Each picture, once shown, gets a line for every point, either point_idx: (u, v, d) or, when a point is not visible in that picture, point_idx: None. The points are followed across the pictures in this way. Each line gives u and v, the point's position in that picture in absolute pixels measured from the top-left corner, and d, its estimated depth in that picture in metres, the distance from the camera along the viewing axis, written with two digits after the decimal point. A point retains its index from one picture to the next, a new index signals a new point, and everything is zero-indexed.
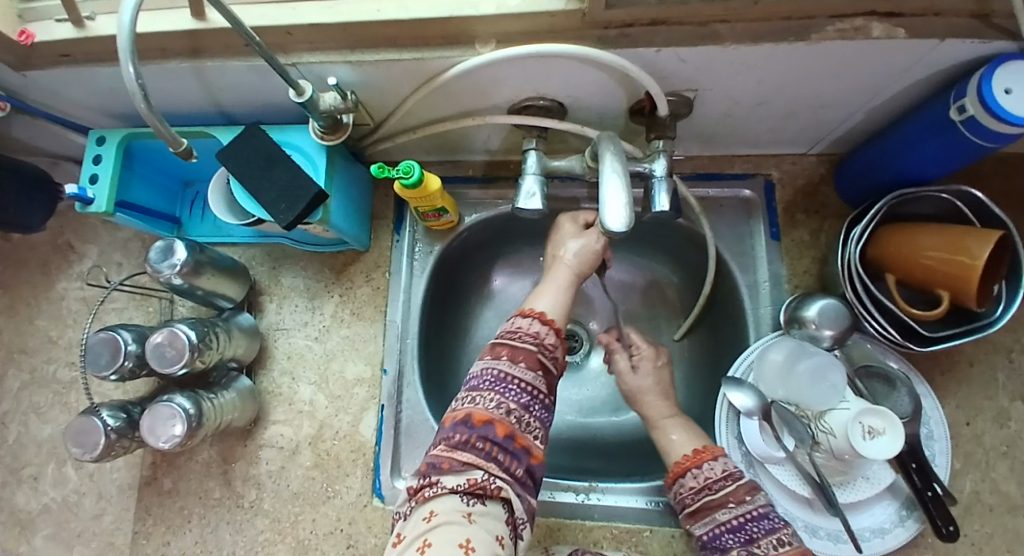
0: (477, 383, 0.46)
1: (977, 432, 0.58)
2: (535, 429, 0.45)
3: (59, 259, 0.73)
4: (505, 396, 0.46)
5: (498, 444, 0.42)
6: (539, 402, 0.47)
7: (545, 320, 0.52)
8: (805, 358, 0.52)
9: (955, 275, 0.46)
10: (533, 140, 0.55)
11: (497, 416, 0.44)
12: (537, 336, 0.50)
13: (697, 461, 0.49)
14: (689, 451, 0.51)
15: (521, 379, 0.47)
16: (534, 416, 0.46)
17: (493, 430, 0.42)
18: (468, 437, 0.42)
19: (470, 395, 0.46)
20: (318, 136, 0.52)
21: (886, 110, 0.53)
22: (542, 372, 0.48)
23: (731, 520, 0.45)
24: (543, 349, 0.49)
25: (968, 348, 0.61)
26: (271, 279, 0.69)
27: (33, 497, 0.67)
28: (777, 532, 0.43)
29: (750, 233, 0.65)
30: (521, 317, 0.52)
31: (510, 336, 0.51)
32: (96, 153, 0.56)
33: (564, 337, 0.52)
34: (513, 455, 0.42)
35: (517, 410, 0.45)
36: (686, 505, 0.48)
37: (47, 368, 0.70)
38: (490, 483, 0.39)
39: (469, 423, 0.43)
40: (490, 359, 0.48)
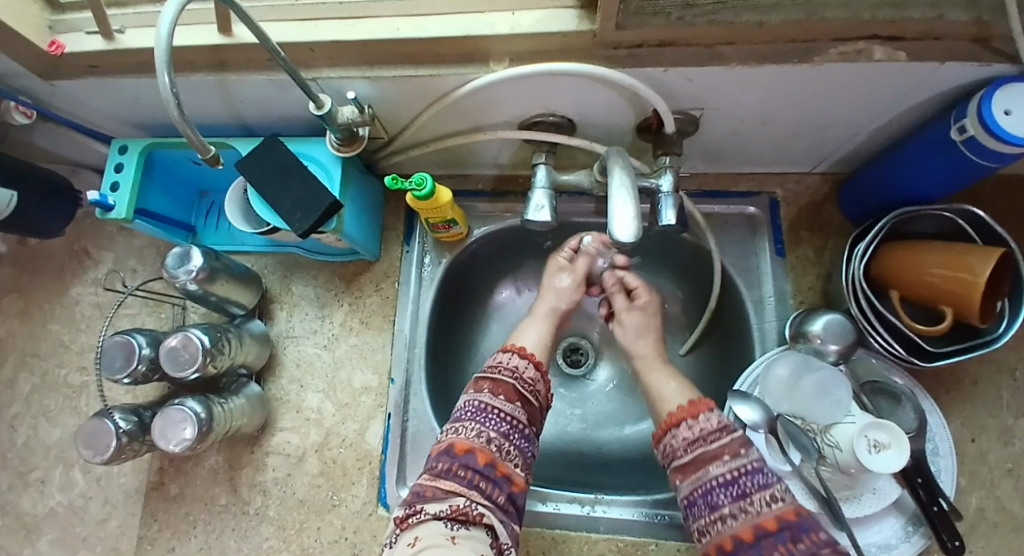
0: (460, 415, 0.49)
1: (982, 449, 0.58)
2: (517, 458, 0.47)
3: (75, 265, 0.74)
4: (486, 426, 0.48)
5: (479, 473, 0.44)
6: (519, 431, 0.49)
7: (524, 354, 0.55)
8: (808, 374, 0.52)
9: (957, 292, 0.47)
10: (543, 155, 0.57)
11: (478, 445, 0.46)
12: (515, 370, 0.53)
13: (693, 411, 0.50)
14: (685, 403, 0.51)
15: (501, 410, 0.49)
16: (514, 445, 0.48)
17: (473, 459, 0.45)
18: (450, 465, 0.44)
19: (453, 426, 0.48)
20: (334, 148, 0.54)
21: (887, 130, 0.55)
22: (522, 403, 0.51)
23: (724, 474, 0.44)
24: (521, 383, 0.52)
25: (972, 366, 0.61)
26: (282, 287, 0.70)
27: (40, 501, 0.67)
28: (771, 488, 0.43)
29: (755, 250, 0.65)
30: (501, 352, 0.56)
31: (491, 370, 0.53)
32: (118, 161, 0.58)
33: (542, 370, 0.55)
34: (494, 483, 0.44)
35: (497, 438, 0.47)
36: (678, 456, 0.48)
37: (58, 372, 0.71)
38: (471, 509, 0.41)
39: (452, 453, 0.45)
40: (472, 392, 0.51)
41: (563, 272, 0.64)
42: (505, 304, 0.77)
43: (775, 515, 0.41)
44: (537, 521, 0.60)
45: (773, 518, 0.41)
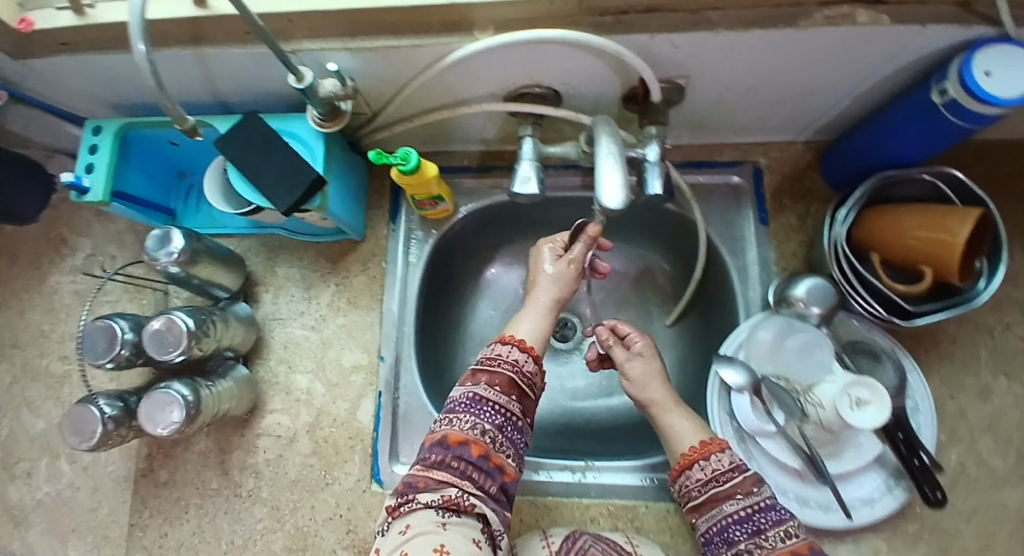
0: (454, 406, 0.49)
1: (961, 406, 0.61)
2: (509, 449, 0.47)
3: (52, 252, 0.72)
4: (480, 417, 0.47)
5: (472, 464, 0.44)
6: (513, 424, 0.48)
7: (523, 347, 0.53)
8: (792, 335, 0.55)
9: (937, 253, 0.49)
10: (529, 127, 0.56)
11: (472, 437, 0.46)
12: (515, 363, 0.51)
13: (704, 452, 0.48)
14: (697, 443, 0.49)
15: (495, 401, 0.48)
16: (506, 437, 0.47)
17: (467, 451, 0.45)
18: (444, 457, 0.44)
19: (448, 417, 0.48)
20: (317, 124, 0.52)
21: (869, 97, 0.55)
22: (517, 396, 0.50)
23: (737, 511, 0.44)
24: (519, 375, 0.51)
25: (951, 327, 0.63)
26: (266, 269, 0.69)
27: (28, 491, 0.66)
28: (785, 524, 0.42)
29: (740, 219, 0.66)
30: (500, 344, 0.54)
31: (489, 361, 0.52)
32: (92, 142, 0.57)
33: (543, 363, 0.53)
34: (487, 473, 0.44)
35: (491, 430, 0.47)
36: (692, 496, 0.47)
37: (39, 362, 0.69)
38: (463, 500, 0.41)
39: (446, 444, 0.45)
40: (469, 384, 0.50)
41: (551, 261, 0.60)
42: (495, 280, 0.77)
43: (790, 549, 0.40)
44: (530, 490, 0.61)
45: (788, 553, 0.40)
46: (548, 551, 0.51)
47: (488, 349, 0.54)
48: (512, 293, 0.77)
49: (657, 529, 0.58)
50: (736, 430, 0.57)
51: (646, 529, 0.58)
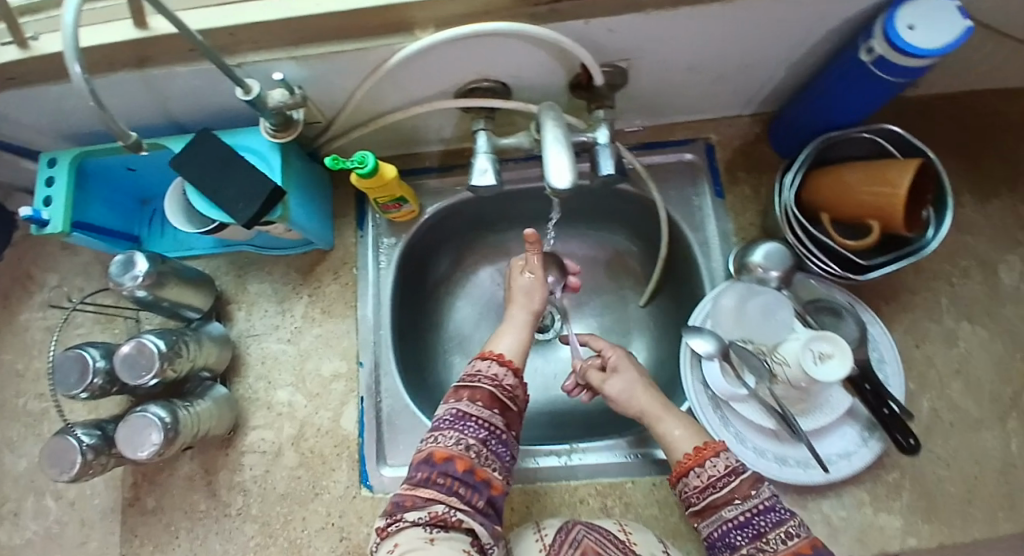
0: (438, 423, 0.49)
1: (927, 354, 0.63)
2: (495, 463, 0.48)
3: (20, 290, 0.72)
4: (464, 433, 0.48)
5: (458, 479, 0.45)
6: (497, 437, 0.49)
7: (503, 361, 0.54)
8: (753, 299, 0.56)
9: (881, 206, 0.51)
10: (482, 121, 0.58)
11: (457, 452, 0.46)
12: (495, 377, 0.52)
13: (698, 459, 0.49)
14: (690, 449, 0.50)
15: (478, 416, 0.49)
16: (491, 450, 0.48)
17: (453, 466, 0.45)
18: (429, 474, 0.45)
19: (433, 435, 0.48)
20: (270, 135, 0.53)
21: (805, 65, 0.57)
22: (499, 409, 0.51)
23: (738, 516, 0.45)
24: (500, 389, 0.52)
25: (910, 278, 0.65)
26: (237, 287, 0.69)
27: (15, 533, 0.65)
28: (785, 525, 0.43)
29: (697, 195, 0.68)
30: (480, 360, 0.55)
31: (470, 378, 0.53)
32: (49, 175, 0.56)
33: (523, 377, 0.54)
34: (474, 488, 0.45)
35: (476, 445, 0.47)
36: (691, 503, 0.48)
37: (16, 401, 0.68)
38: (450, 515, 0.42)
39: (432, 461, 0.46)
40: (451, 401, 0.50)
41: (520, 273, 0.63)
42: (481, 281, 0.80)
43: (793, 551, 0.42)
44: (520, 477, 0.62)
45: None
46: (542, 545, 0.51)
47: (469, 366, 0.55)
48: (490, 289, 0.80)
49: (646, 502, 0.59)
50: (710, 397, 0.59)
51: (635, 503, 0.59)
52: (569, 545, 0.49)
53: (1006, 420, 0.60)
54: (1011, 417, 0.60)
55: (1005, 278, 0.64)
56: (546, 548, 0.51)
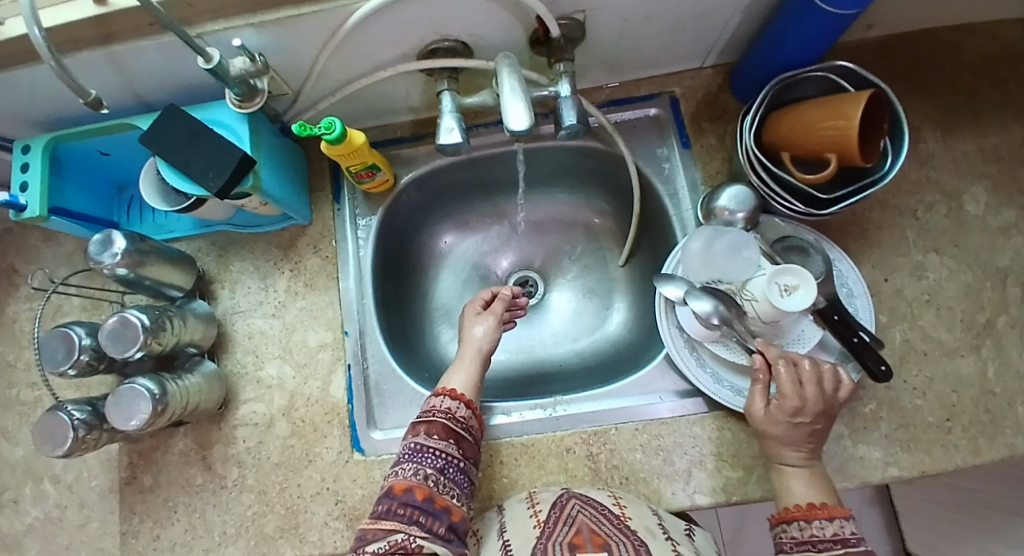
0: (398, 458, 0.51)
1: (897, 287, 0.64)
2: (453, 490, 0.50)
3: (5, 285, 0.73)
4: (423, 463, 0.50)
5: (417, 508, 0.46)
6: (454, 465, 0.51)
7: (455, 395, 0.56)
8: (719, 239, 0.57)
9: (837, 138, 0.52)
10: (444, 82, 0.59)
11: (416, 482, 0.48)
12: (449, 410, 0.54)
13: (808, 515, 0.48)
14: (805, 504, 0.49)
15: (435, 447, 0.51)
16: (449, 478, 0.50)
17: (412, 496, 0.47)
18: (391, 505, 0.47)
19: (394, 470, 0.51)
20: (235, 106, 0.54)
21: (758, 8, 0.58)
22: (455, 440, 0.53)
23: None
24: (454, 421, 0.54)
25: (876, 215, 0.66)
26: (220, 266, 0.70)
27: (17, 520, 0.66)
28: None
29: (664, 147, 0.69)
30: (433, 396, 0.57)
31: (425, 414, 0.55)
32: (23, 161, 0.57)
33: (477, 409, 0.56)
34: (433, 515, 0.46)
35: (434, 474, 0.50)
36: (784, 551, 0.48)
37: (9, 392, 0.70)
38: (409, 542, 0.44)
39: (392, 494, 0.48)
40: (407, 436, 0.53)
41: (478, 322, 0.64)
42: (466, 255, 0.83)
43: None
44: (507, 433, 0.63)
45: None
46: (537, 521, 0.50)
47: (426, 403, 0.57)
48: (470, 261, 0.83)
49: (629, 448, 0.60)
50: (686, 340, 0.62)
51: (620, 449, 0.60)
52: (564, 522, 0.50)
53: (981, 347, 0.61)
54: (985, 343, 0.61)
55: (970, 208, 0.65)
56: (542, 523, 0.50)
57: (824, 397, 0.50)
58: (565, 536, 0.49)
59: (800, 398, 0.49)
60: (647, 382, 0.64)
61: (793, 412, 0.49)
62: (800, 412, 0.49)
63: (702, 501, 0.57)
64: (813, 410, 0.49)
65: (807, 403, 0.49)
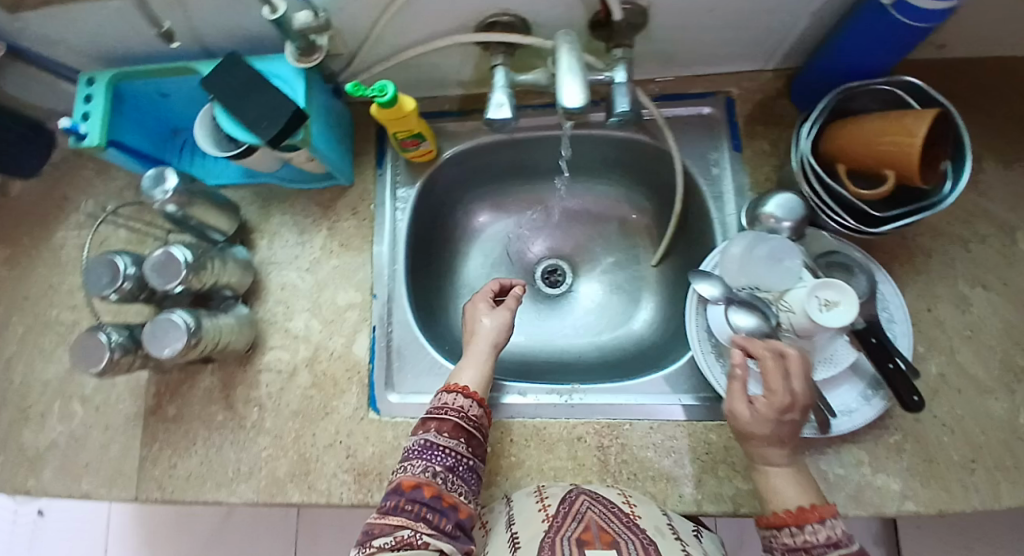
0: (407, 455, 0.51)
1: (938, 317, 0.62)
2: (462, 487, 0.49)
3: (57, 210, 0.76)
4: (432, 461, 0.50)
5: (426, 505, 0.45)
6: (464, 464, 0.51)
7: (467, 393, 0.56)
8: (761, 245, 0.55)
9: (896, 154, 0.50)
10: (500, 57, 0.58)
11: (425, 479, 0.48)
12: (461, 409, 0.54)
13: (799, 520, 0.44)
14: (794, 507, 0.45)
15: (445, 446, 0.51)
16: (459, 476, 0.50)
17: (420, 493, 0.46)
18: (399, 501, 0.46)
19: (402, 466, 0.50)
20: (294, 60, 0.55)
21: (828, 13, 0.57)
22: (466, 438, 0.53)
23: None
24: (466, 421, 0.54)
25: (925, 242, 0.64)
26: (261, 217, 0.71)
27: (42, 433, 0.69)
28: None
29: (714, 148, 0.68)
30: (446, 393, 0.57)
31: (436, 411, 0.54)
32: (87, 93, 0.59)
33: (487, 408, 0.56)
34: (441, 512, 0.45)
35: (442, 472, 0.49)
36: None
37: (50, 312, 0.73)
38: (416, 539, 0.42)
39: (400, 490, 0.47)
40: (417, 433, 0.53)
41: (487, 313, 0.65)
42: (499, 237, 0.83)
43: None
44: (521, 414, 0.64)
45: None
46: (546, 515, 0.50)
47: (436, 400, 0.56)
48: (502, 242, 0.83)
49: (642, 444, 0.60)
50: (714, 345, 0.62)
51: (632, 444, 0.60)
52: (573, 518, 0.50)
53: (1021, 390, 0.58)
54: None
55: None
56: (550, 518, 0.50)
57: (810, 392, 0.48)
58: (573, 531, 0.49)
59: (789, 394, 0.47)
60: (667, 381, 0.64)
61: (783, 409, 0.47)
62: (789, 409, 0.47)
63: (709, 508, 0.56)
64: (802, 405, 0.47)
65: (796, 398, 0.47)
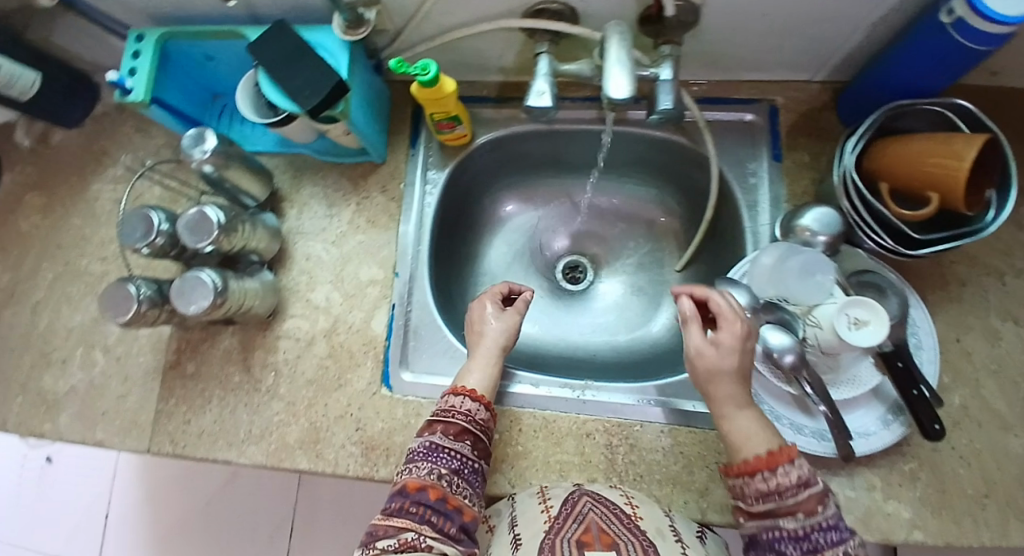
0: (412, 456, 0.51)
1: (966, 348, 0.60)
2: (466, 489, 0.50)
3: (95, 163, 0.77)
4: (437, 463, 0.50)
5: (431, 507, 0.46)
6: (469, 467, 0.51)
7: (475, 397, 0.55)
8: (794, 257, 0.55)
9: (943, 177, 0.48)
10: (545, 44, 0.58)
11: (430, 482, 0.48)
12: (469, 413, 0.54)
13: (770, 463, 0.42)
14: (763, 452, 0.43)
15: (451, 448, 0.51)
16: (463, 479, 0.50)
17: (425, 496, 0.47)
18: (403, 504, 0.46)
19: (407, 467, 0.50)
20: (341, 32, 0.56)
21: (885, 26, 0.55)
22: (471, 441, 0.53)
23: (797, 530, 0.39)
24: (473, 425, 0.53)
25: (959, 270, 0.63)
26: (292, 186, 0.72)
27: (62, 379, 0.70)
28: (846, 547, 0.38)
29: (753, 156, 0.67)
30: (452, 395, 0.56)
31: (443, 412, 0.54)
32: (135, 49, 0.60)
33: (494, 411, 0.56)
34: (445, 516, 0.46)
35: (447, 474, 0.49)
36: (749, 506, 0.43)
37: (81, 261, 0.74)
38: (420, 542, 0.43)
39: (405, 492, 0.47)
40: (423, 434, 0.52)
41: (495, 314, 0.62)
42: (523, 228, 0.83)
43: None
44: (532, 405, 0.64)
45: None
46: (547, 517, 0.50)
47: (442, 401, 0.56)
48: (526, 233, 0.83)
49: (651, 447, 0.60)
50: None
51: (641, 446, 0.60)
52: (574, 519, 0.49)
53: None
54: None
55: None
56: (552, 519, 0.50)
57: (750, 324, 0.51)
58: (573, 533, 0.48)
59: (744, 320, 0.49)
60: (683, 387, 0.64)
61: (745, 334, 0.48)
62: (748, 337, 0.48)
63: (713, 518, 0.56)
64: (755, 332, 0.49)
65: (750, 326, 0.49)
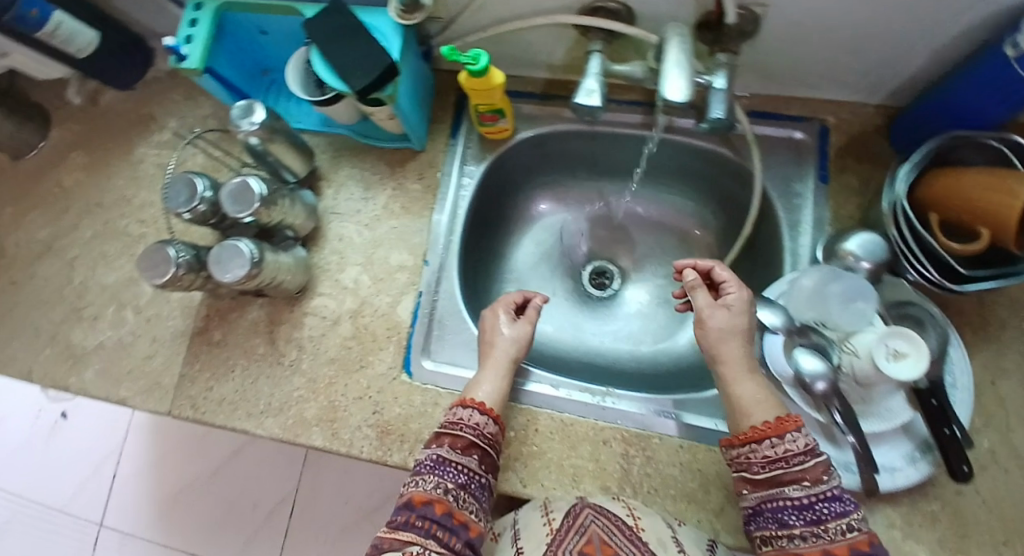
0: (420, 468, 0.51)
1: (1003, 392, 0.58)
2: (474, 504, 0.49)
3: (143, 126, 0.79)
4: (444, 476, 0.49)
5: (436, 522, 0.46)
6: (477, 481, 0.50)
7: (485, 410, 0.54)
8: (835, 281, 0.53)
9: (994, 213, 0.46)
10: (598, 43, 0.57)
11: (436, 496, 0.48)
12: (477, 427, 0.53)
13: (779, 430, 0.43)
14: (771, 419, 0.44)
15: (458, 462, 0.50)
16: (471, 494, 0.49)
17: (431, 510, 0.47)
18: (409, 518, 0.47)
19: (414, 478, 0.50)
20: (397, 15, 0.57)
21: (952, 52, 0.54)
22: (479, 454, 0.51)
23: (801, 498, 0.40)
24: (481, 439, 0.52)
25: (1002, 311, 0.61)
26: (331, 166, 0.73)
27: (92, 334, 0.72)
28: (848, 517, 0.39)
29: (798, 175, 0.65)
30: (461, 407, 0.55)
31: (452, 424, 0.53)
32: (193, 17, 0.61)
33: (502, 425, 0.55)
34: (452, 531, 0.46)
35: (454, 489, 0.49)
36: (753, 472, 0.43)
37: (119, 222, 0.76)
38: None
39: (411, 505, 0.48)
40: (430, 446, 0.52)
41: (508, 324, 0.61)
42: (554, 228, 0.83)
43: (849, 544, 0.38)
44: (550, 407, 0.63)
45: (848, 549, 0.38)
46: (551, 529, 0.50)
47: (451, 413, 0.55)
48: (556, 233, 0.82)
49: (668, 461, 0.59)
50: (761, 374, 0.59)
51: (657, 459, 0.59)
52: (575, 531, 0.49)
53: None
54: None
55: None
56: (554, 531, 0.50)
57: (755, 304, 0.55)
58: (575, 545, 0.48)
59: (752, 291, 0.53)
60: (705, 403, 0.62)
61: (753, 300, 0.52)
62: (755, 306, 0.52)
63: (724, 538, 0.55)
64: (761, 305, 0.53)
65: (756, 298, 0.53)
